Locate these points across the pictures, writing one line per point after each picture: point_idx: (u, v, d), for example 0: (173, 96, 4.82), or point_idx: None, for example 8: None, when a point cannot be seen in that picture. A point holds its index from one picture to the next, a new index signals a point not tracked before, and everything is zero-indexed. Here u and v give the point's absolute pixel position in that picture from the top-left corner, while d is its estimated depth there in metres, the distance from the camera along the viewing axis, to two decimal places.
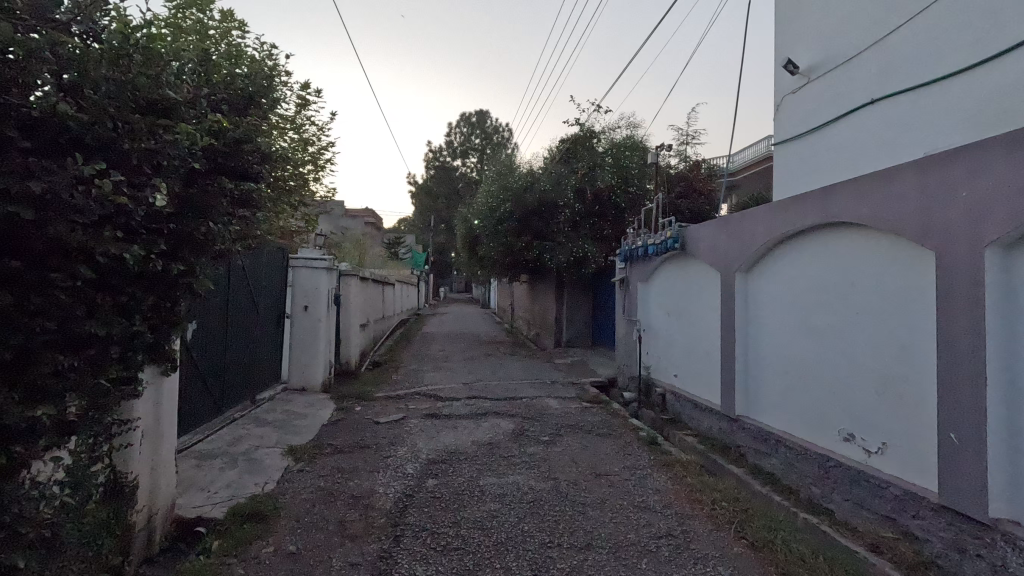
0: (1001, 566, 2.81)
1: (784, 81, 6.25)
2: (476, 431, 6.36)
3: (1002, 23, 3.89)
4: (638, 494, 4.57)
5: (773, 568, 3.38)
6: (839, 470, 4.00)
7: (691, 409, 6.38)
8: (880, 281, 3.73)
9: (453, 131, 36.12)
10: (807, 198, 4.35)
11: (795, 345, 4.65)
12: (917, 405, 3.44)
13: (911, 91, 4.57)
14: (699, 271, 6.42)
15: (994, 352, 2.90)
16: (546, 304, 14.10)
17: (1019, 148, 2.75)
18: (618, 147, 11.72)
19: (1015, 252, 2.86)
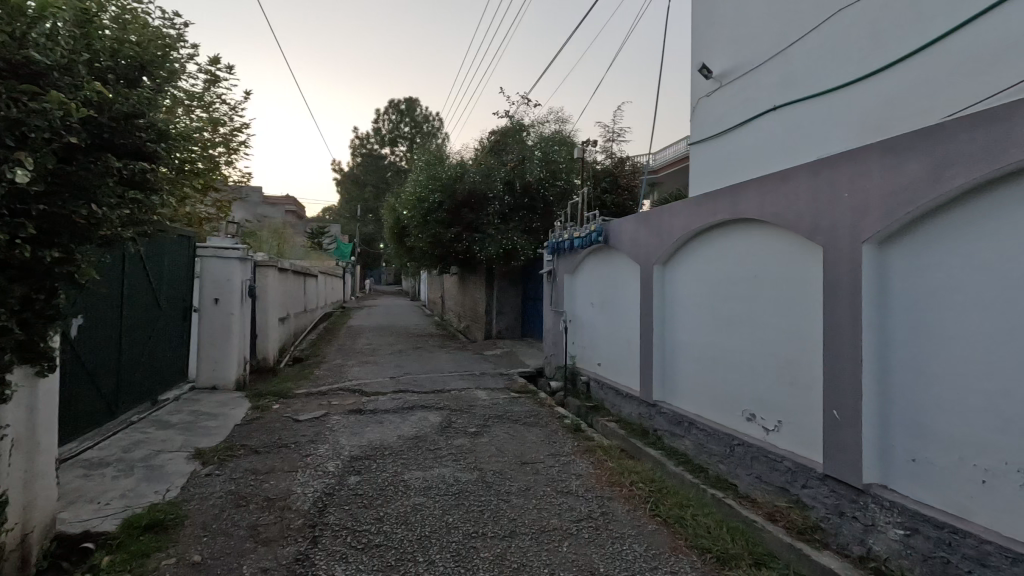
0: (871, 525, 3.19)
1: (699, 85, 6.62)
2: (402, 425, 6.25)
3: (880, 43, 4.35)
4: (561, 479, 4.71)
5: (683, 541, 3.62)
6: (741, 447, 4.34)
7: (613, 395, 6.65)
8: (778, 274, 4.06)
9: (381, 118, 34.97)
10: (718, 195, 4.64)
11: (706, 333, 4.97)
12: (807, 386, 3.80)
13: (806, 100, 5.01)
14: (621, 264, 6.67)
15: (869, 337, 3.26)
16: (476, 296, 14.08)
17: (892, 154, 3.09)
18: (547, 141, 11.88)
19: (885, 248, 3.22)
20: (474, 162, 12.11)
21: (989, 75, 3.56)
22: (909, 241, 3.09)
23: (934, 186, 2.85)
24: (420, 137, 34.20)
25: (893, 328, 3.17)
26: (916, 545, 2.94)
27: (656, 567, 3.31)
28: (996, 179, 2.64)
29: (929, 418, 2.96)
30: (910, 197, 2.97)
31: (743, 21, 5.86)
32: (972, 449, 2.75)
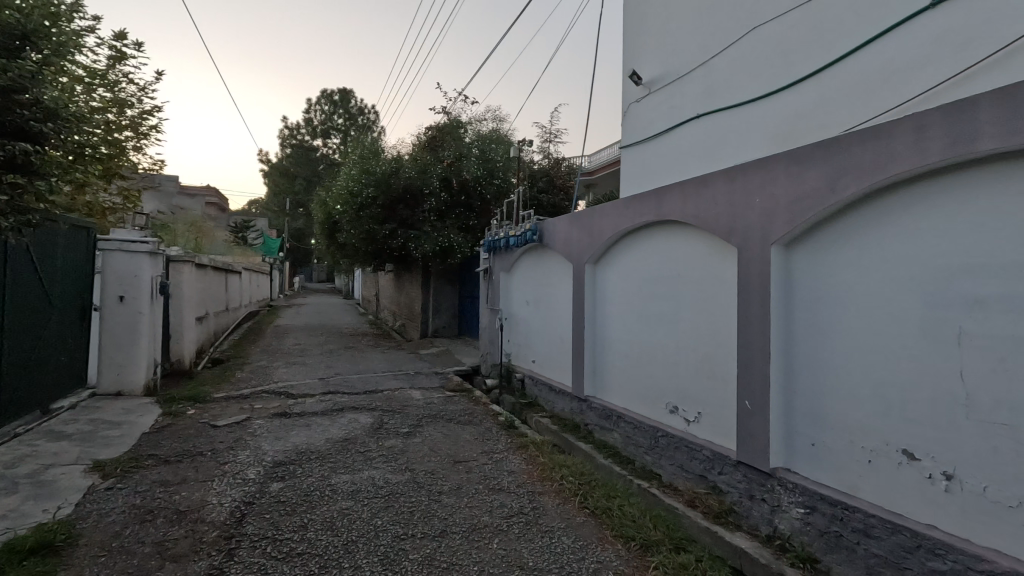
0: (777, 506, 3.45)
1: (630, 91, 6.85)
2: (331, 428, 6.02)
3: (789, 61, 4.70)
4: (493, 476, 4.72)
5: (609, 531, 3.75)
6: (665, 438, 4.55)
7: (547, 392, 6.76)
8: (699, 273, 4.29)
9: (313, 108, 33.53)
10: (645, 198, 4.83)
11: (634, 330, 5.16)
12: (723, 378, 4.04)
13: (726, 111, 5.32)
14: (555, 263, 6.79)
15: (776, 333, 3.52)
16: (412, 295, 13.84)
17: (797, 163, 3.35)
18: (485, 139, 11.88)
19: (791, 249, 3.49)
20: (410, 158, 11.89)
21: (879, 95, 3.94)
22: (810, 243, 3.36)
23: (831, 194, 3.12)
24: (354, 130, 33.12)
25: (798, 324, 3.45)
26: (814, 522, 3.22)
27: (583, 558, 3.40)
28: (882, 189, 2.93)
29: (826, 406, 3.24)
30: (812, 203, 3.23)
31: (670, 31, 6.13)
32: (860, 432, 3.04)
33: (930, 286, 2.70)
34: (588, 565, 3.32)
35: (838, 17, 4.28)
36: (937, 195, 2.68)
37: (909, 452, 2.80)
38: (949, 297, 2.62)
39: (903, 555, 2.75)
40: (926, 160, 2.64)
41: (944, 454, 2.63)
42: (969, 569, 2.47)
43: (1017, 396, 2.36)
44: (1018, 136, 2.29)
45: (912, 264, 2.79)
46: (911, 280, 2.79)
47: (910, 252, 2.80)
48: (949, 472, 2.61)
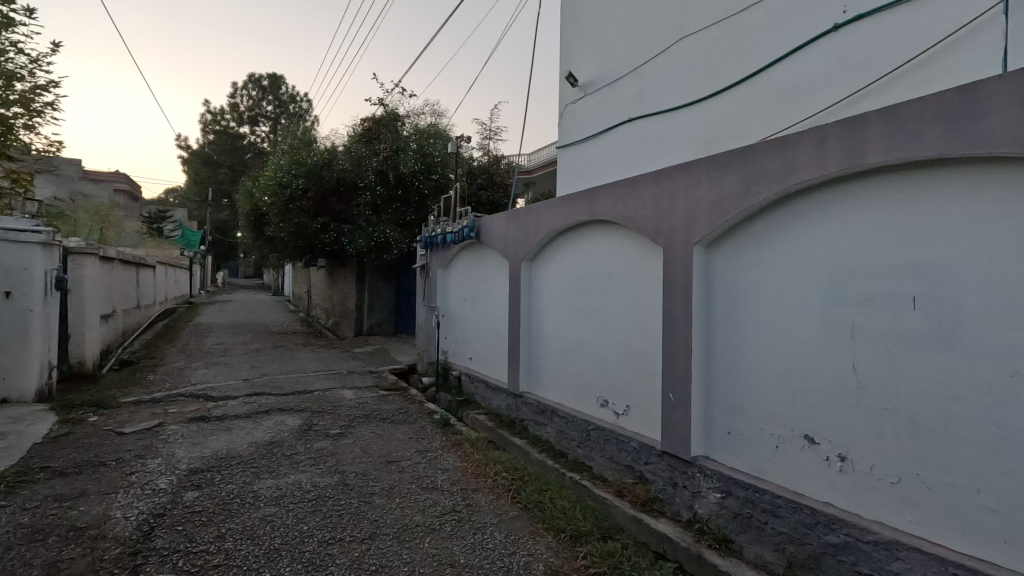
0: (697, 492, 3.65)
1: (566, 92, 6.98)
2: (254, 431, 5.71)
3: (713, 71, 4.95)
4: (427, 475, 4.67)
5: (541, 524, 3.81)
6: (596, 431, 4.70)
7: (483, 388, 6.77)
8: (628, 271, 4.45)
9: (239, 93, 31.60)
10: (579, 197, 4.94)
11: (568, 327, 5.26)
12: (649, 373, 4.22)
13: (656, 116, 5.52)
14: (492, 260, 6.80)
15: (697, 329, 3.71)
16: (346, 291, 13.38)
17: (717, 169, 3.54)
18: (423, 133, 11.68)
19: (711, 250, 3.70)
20: (344, 150, 11.49)
21: (792, 107, 4.23)
22: (728, 244, 3.57)
23: (746, 199, 3.33)
24: (285, 118, 31.52)
25: (717, 320, 3.66)
26: (729, 505, 3.44)
27: (514, 552, 3.44)
28: (790, 195, 3.16)
29: (741, 397, 3.46)
30: (729, 207, 3.43)
31: (604, 36, 6.30)
32: (769, 420, 3.28)
33: (829, 285, 2.96)
34: (518, 559, 3.37)
35: (756, 32, 4.56)
36: (836, 202, 2.93)
37: (810, 437, 3.05)
38: (845, 295, 2.87)
39: (804, 531, 3.00)
40: (826, 170, 2.88)
41: (839, 438, 2.89)
42: (858, 540, 2.74)
43: (899, 384, 2.64)
44: (902, 150, 2.55)
45: (815, 265, 3.04)
46: (814, 280, 3.04)
47: (813, 254, 3.04)
48: (843, 454, 2.87)
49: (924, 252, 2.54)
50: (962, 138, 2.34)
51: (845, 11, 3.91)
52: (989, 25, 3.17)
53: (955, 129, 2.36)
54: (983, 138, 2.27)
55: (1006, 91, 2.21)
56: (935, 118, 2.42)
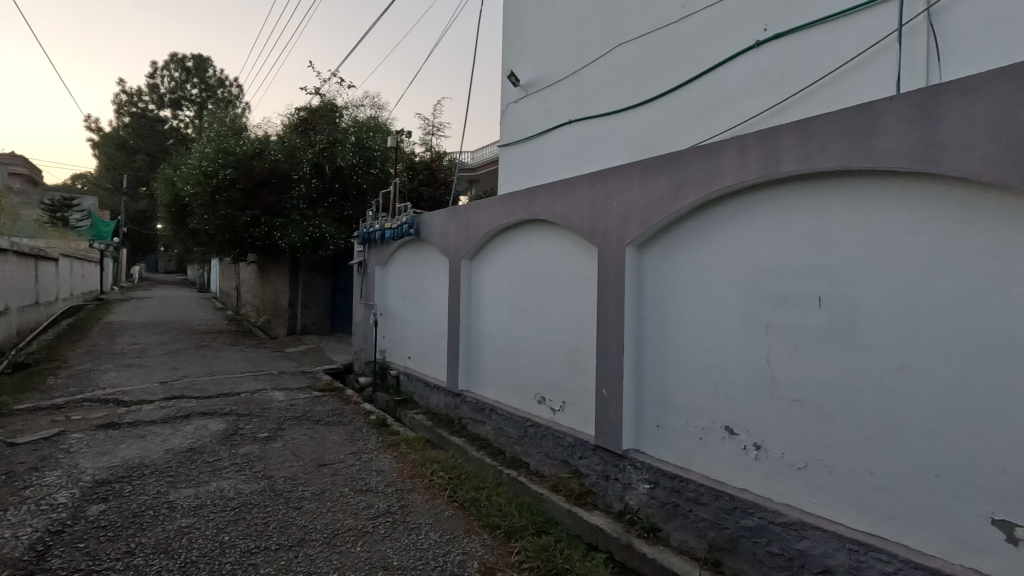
0: (628, 484, 3.79)
1: (508, 91, 7.01)
2: (172, 437, 5.33)
3: (647, 78, 5.13)
4: (361, 477, 4.55)
5: (476, 522, 3.82)
6: (533, 428, 4.76)
7: (422, 387, 6.67)
8: (565, 270, 4.54)
9: (159, 74, 29.34)
10: (518, 196, 4.98)
11: (506, 325, 5.29)
12: (584, 369, 4.33)
13: (594, 119, 5.66)
14: (431, 257, 6.72)
15: (629, 326, 3.85)
16: (278, 288, 12.77)
17: (648, 173, 3.68)
18: (362, 126, 11.36)
19: (642, 250, 3.84)
20: (277, 140, 10.95)
21: (718, 117, 4.47)
22: (659, 245, 3.73)
23: (675, 202, 3.48)
24: (212, 102, 29.57)
25: (647, 318, 3.81)
26: (657, 495, 3.59)
27: (449, 551, 3.42)
28: (714, 200, 3.34)
29: (669, 391, 3.63)
30: (660, 209, 3.58)
31: (545, 38, 6.39)
32: (694, 413, 3.45)
33: (747, 285, 3.16)
34: (453, 557, 3.35)
35: (687, 43, 4.78)
36: (754, 208, 3.13)
37: (730, 427, 3.24)
38: (761, 295, 3.08)
39: (724, 517, 3.18)
40: (745, 177, 3.07)
41: (755, 428, 3.10)
42: (770, 522, 2.94)
43: (806, 376, 2.86)
44: (811, 160, 2.76)
45: (735, 266, 3.23)
46: (734, 281, 3.23)
47: (734, 256, 3.24)
48: (758, 443, 3.08)
49: (828, 255, 2.77)
50: (860, 152, 2.57)
51: (766, 29, 4.18)
52: (885, 51, 3.50)
53: (855, 144, 2.59)
54: (878, 152, 2.50)
55: (897, 110, 2.44)
56: (839, 132, 2.65)
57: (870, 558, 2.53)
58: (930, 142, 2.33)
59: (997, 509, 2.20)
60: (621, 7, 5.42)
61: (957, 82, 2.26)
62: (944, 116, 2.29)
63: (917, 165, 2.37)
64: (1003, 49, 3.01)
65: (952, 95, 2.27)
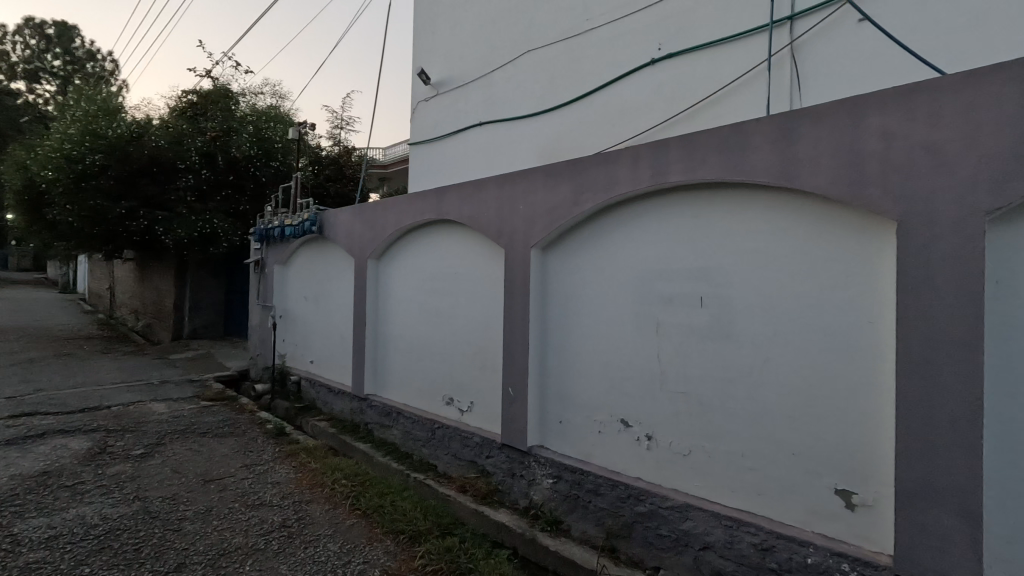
0: (533, 479, 3.89)
1: (418, 89, 6.92)
2: (20, 461, 4.61)
3: (553, 85, 5.30)
4: (253, 491, 4.24)
5: (379, 529, 3.71)
6: (440, 429, 4.72)
7: (325, 393, 6.37)
8: (473, 271, 4.56)
9: (10, 40, 25.31)
10: (426, 196, 4.92)
11: (415, 326, 5.20)
12: (491, 369, 4.38)
13: (504, 122, 5.74)
14: (336, 257, 6.43)
15: (534, 327, 3.96)
16: (161, 288, 11.54)
17: (552, 177, 3.80)
18: (260, 115, 10.61)
19: (546, 252, 3.97)
20: (159, 124, 9.91)
21: (618, 127, 4.73)
22: (561, 248, 3.87)
23: (576, 207, 3.63)
24: (80, 78, 26.02)
25: (550, 318, 3.94)
26: (560, 489, 3.72)
27: (348, 562, 3.30)
28: (610, 206, 3.54)
29: (571, 388, 3.77)
30: (562, 214, 3.72)
31: (455, 38, 6.38)
32: (593, 408, 3.62)
33: (640, 286, 3.37)
34: (354, 567, 3.25)
35: (590, 56, 4.99)
36: (646, 214, 3.35)
37: (625, 421, 3.44)
38: (652, 295, 3.31)
39: (620, 505, 3.37)
40: (638, 185, 3.28)
41: (647, 420, 3.32)
42: (659, 507, 3.16)
43: (690, 370, 3.11)
44: (693, 173, 3.02)
45: (630, 269, 3.44)
46: (628, 282, 3.44)
47: (628, 260, 3.45)
48: (650, 434, 3.30)
49: (708, 259, 3.04)
50: (733, 167, 2.85)
51: (660, 48, 4.48)
52: (758, 78, 3.90)
53: (728, 160, 2.87)
54: (748, 167, 2.79)
55: (762, 130, 2.74)
56: (716, 148, 2.92)
57: (742, 532, 2.81)
58: (787, 161, 2.64)
59: (839, 481, 2.54)
60: (529, 14, 5.55)
61: (809, 109, 2.58)
62: (799, 138, 2.61)
63: (779, 180, 2.67)
64: (848, 82, 3.49)
65: (805, 121, 2.59)
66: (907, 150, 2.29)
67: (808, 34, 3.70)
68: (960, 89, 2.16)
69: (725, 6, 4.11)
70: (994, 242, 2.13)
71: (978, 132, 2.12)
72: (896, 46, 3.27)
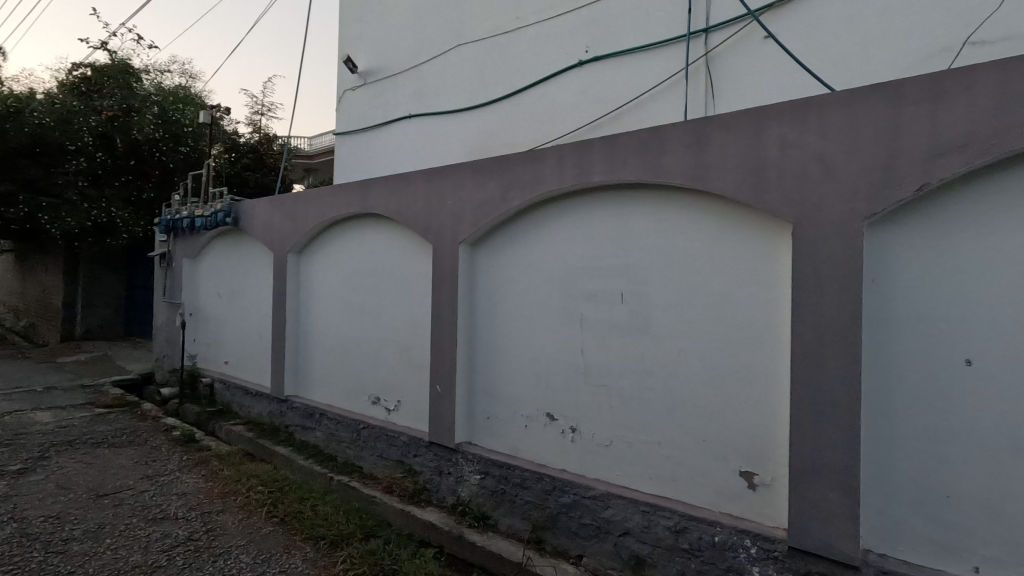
0: (460, 476, 3.88)
1: (345, 78, 6.65)
2: None
3: (484, 81, 5.28)
4: (155, 504, 3.90)
5: (298, 536, 3.55)
6: (366, 430, 4.58)
7: (241, 395, 5.98)
8: (400, 268, 4.46)
9: None
10: (350, 188, 4.75)
11: (339, 324, 5.00)
12: (419, 366, 4.30)
13: (433, 116, 5.65)
14: (253, 251, 6.05)
15: (462, 323, 3.94)
16: (47, 284, 10.30)
17: (480, 173, 3.79)
18: (167, 95, 9.80)
19: (474, 249, 3.96)
20: (44, 99, 8.87)
21: (547, 126, 4.80)
22: (489, 244, 3.87)
23: (503, 204, 3.65)
24: None
25: (478, 314, 3.93)
26: (487, 484, 3.74)
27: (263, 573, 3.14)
28: (537, 204, 3.58)
29: (499, 384, 3.79)
30: (490, 210, 3.72)
31: (384, 27, 6.20)
32: (520, 403, 3.67)
33: (565, 283, 3.45)
34: None
35: (521, 54, 5.02)
36: (572, 212, 3.43)
37: (551, 414, 3.50)
38: (577, 291, 3.39)
39: (545, 497, 3.43)
40: (563, 184, 3.34)
41: (571, 414, 3.40)
42: (583, 497, 3.26)
43: (612, 364, 3.22)
44: (614, 173, 3.13)
45: (556, 266, 3.50)
46: (554, 278, 3.51)
47: (554, 257, 3.51)
48: (574, 426, 3.39)
49: (628, 257, 3.16)
50: (650, 170, 2.98)
51: (587, 51, 4.59)
52: (677, 86, 4.10)
53: (646, 162, 3.00)
54: (665, 169, 2.93)
55: (677, 136, 2.89)
56: (635, 150, 3.04)
57: (658, 516, 2.95)
58: (699, 166, 2.80)
59: (742, 463, 2.74)
60: (460, 8, 5.49)
61: (717, 118, 2.76)
62: (710, 144, 2.77)
63: (692, 182, 2.83)
64: (755, 94, 3.75)
65: (715, 129, 2.76)
66: (801, 159, 2.50)
67: (721, 47, 3.93)
68: (846, 105, 2.39)
69: (647, 14, 4.28)
70: (872, 243, 2.38)
71: (859, 146, 2.35)
72: (795, 63, 3.56)
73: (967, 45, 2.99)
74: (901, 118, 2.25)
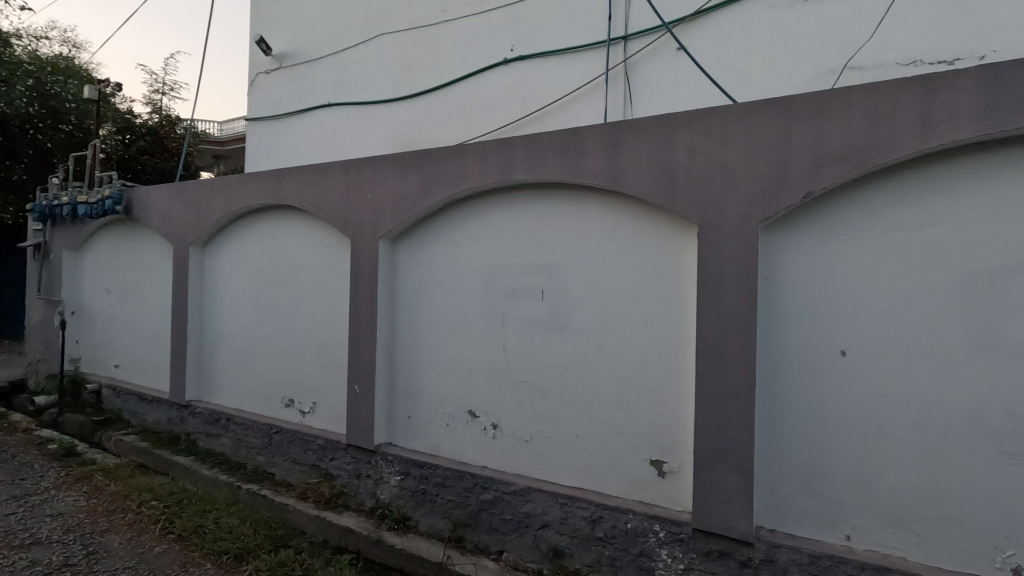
0: (380, 478, 3.77)
1: (257, 60, 6.22)
2: None
3: (408, 73, 5.14)
4: (23, 529, 3.43)
5: (197, 552, 3.27)
6: (278, 435, 4.33)
7: (134, 402, 5.42)
8: (315, 263, 4.24)
9: None
10: (261, 177, 4.44)
11: (248, 322, 4.67)
12: (336, 366, 4.12)
13: (355, 106, 5.43)
14: (149, 243, 5.50)
15: (382, 321, 3.82)
16: None
17: (402, 166, 3.69)
18: (43, 65, 8.59)
19: (395, 245, 3.85)
20: None
21: (473, 122, 4.76)
22: (410, 240, 3.79)
23: (425, 198, 3.58)
24: None
25: (399, 311, 3.83)
26: (407, 484, 3.66)
27: None
28: (460, 200, 3.55)
29: (420, 382, 3.72)
30: (411, 205, 3.63)
31: (301, 10, 5.86)
32: (442, 401, 3.62)
33: (487, 280, 3.45)
34: None
35: (446, 48, 4.95)
36: (494, 209, 3.43)
37: (473, 412, 3.49)
38: (498, 288, 3.40)
39: (466, 495, 3.42)
40: (485, 181, 3.34)
41: (491, 410, 3.42)
42: (503, 492, 3.28)
43: (533, 360, 3.27)
44: (535, 172, 3.16)
45: (478, 262, 3.49)
46: (476, 276, 3.49)
47: (477, 255, 3.49)
48: (495, 423, 3.40)
49: (548, 255, 3.22)
50: (570, 169, 3.05)
51: (512, 49, 4.61)
52: (598, 89, 4.23)
53: (566, 162, 3.07)
54: (583, 170, 3.01)
55: (595, 137, 2.98)
56: (556, 150, 3.09)
57: (574, 508, 3.04)
58: (615, 168, 2.90)
59: (652, 453, 2.88)
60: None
61: (632, 122, 2.87)
62: (625, 147, 2.88)
63: (608, 184, 2.92)
64: (668, 102, 3.95)
65: (630, 133, 2.87)
66: (705, 165, 2.67)
67: (638, 55, 4.10)
68: (744, 116, 2.58)
69: (570, 18, 4.38)
70: (766, 246, 2.58)
71: (755, 155, 2.55)
72: (704, 75, 3.79)
73: (847, 69, 3.35)
74: (791, 131, 2.47)
